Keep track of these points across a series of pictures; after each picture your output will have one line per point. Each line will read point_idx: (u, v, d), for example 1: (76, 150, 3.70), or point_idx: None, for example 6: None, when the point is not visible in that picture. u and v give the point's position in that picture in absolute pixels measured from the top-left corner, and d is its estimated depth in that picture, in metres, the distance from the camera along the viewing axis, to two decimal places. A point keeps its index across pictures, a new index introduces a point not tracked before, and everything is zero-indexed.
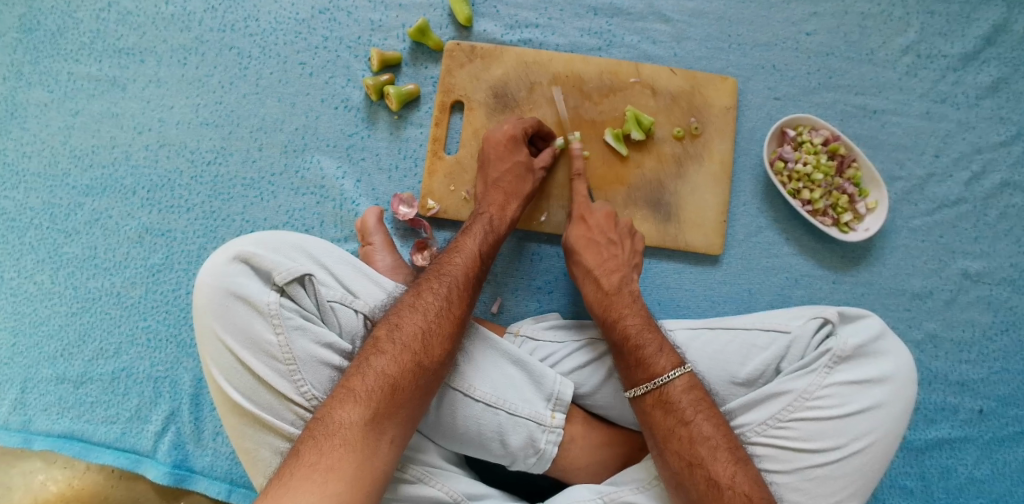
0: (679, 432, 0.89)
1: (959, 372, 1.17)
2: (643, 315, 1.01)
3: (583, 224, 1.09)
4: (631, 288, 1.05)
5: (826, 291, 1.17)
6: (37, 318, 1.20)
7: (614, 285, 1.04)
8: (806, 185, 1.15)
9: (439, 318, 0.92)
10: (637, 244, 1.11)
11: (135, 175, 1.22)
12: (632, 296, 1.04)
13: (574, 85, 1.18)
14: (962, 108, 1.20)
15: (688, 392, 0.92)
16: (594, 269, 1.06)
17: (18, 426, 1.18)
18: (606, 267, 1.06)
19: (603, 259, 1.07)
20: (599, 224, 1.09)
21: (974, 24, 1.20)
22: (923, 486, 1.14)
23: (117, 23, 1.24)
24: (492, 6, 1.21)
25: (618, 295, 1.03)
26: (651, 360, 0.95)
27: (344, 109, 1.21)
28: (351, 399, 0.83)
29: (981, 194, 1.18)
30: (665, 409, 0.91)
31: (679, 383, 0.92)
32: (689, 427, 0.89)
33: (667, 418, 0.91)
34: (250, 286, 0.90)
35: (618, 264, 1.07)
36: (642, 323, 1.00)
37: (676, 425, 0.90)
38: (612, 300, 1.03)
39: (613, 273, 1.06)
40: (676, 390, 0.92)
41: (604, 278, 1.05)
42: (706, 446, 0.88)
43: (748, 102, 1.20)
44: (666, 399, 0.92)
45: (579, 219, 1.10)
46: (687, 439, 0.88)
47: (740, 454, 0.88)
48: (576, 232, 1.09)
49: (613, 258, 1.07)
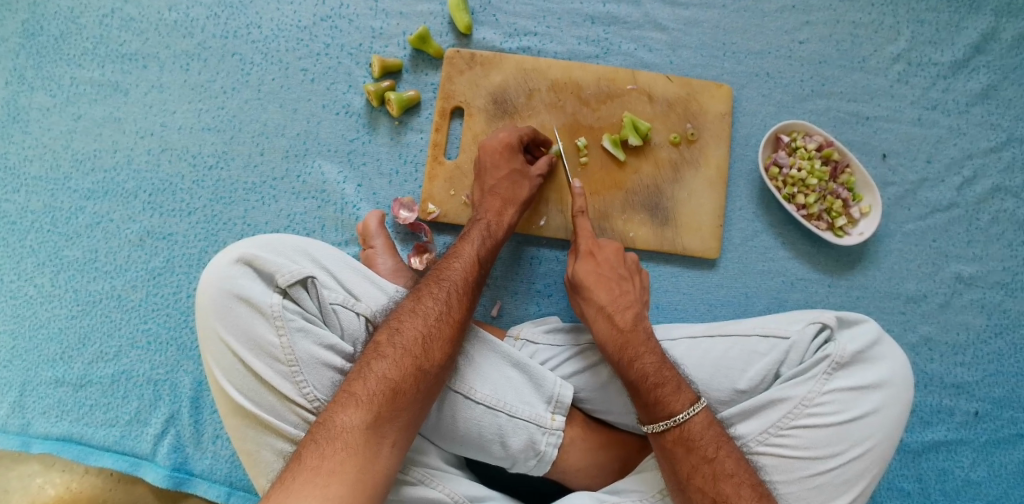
0: (703, 469, 0.89)
1: (954, 374, 1.18)
2: (659, 353, 0.99)
3: (591, 258, 1.08)
4: (645, 325, 1.02)
5: (822, 294, 1.19)
6: (37, 321, 1.21)
7: (628, 322, 1.02)
8: (801, 190, 1.17)
9: (439, 322, 0.93)
10: (644, 278, 1.10)
11: (137, 179, 1.23)
12: (646, 333, 1.01)
13: (572, 91, 1.19)
14: (953, 115, 1.22)
15: (708, 428, 0.92)
16: (607, 306, 1.03)
17: (16, 429, 1.18)
18: (620, 303, 1.03)
19: (616, 295, 1.04)
20: (609, 259, 1.08)
21: (963, 32, 1.23)
22: (921, 488, 1.15)
23: (120, 29, 1.25)
24: (491, 15, 1.24)
25: (634, 332, 1.00)
26: (668, 400, 0.93)
27: (345, 114, 1.23)
28: (353, 403, 0.83)
29: (973, 199, 1.20)
30: (688, 447, 0.91)
31: (699, 420, 0.92)
32: (712, 465, 0.89)
33: (690, 456, 0.90)
34: (253, 288, 0.91)
35: (631, 300, 1.04)
36: (659, 362, 0.97)
37: (699, 462, 0.89)
38: (628, 338, 1.00)
39: (626, 310, 1.03)
40: (696, 426, 0.92)
41: (618, 314, 1.02)
42: (730, 484, 0.88)
43: (743, 109, 1.22)
44: (687, 436, 0.91)
45: (587, 253, 1.08)
46: (710, 477, 0.88)
47: (761, 490, 0.88)
48: (584, 268, 1.07)
49: (625, 295, 1.05)
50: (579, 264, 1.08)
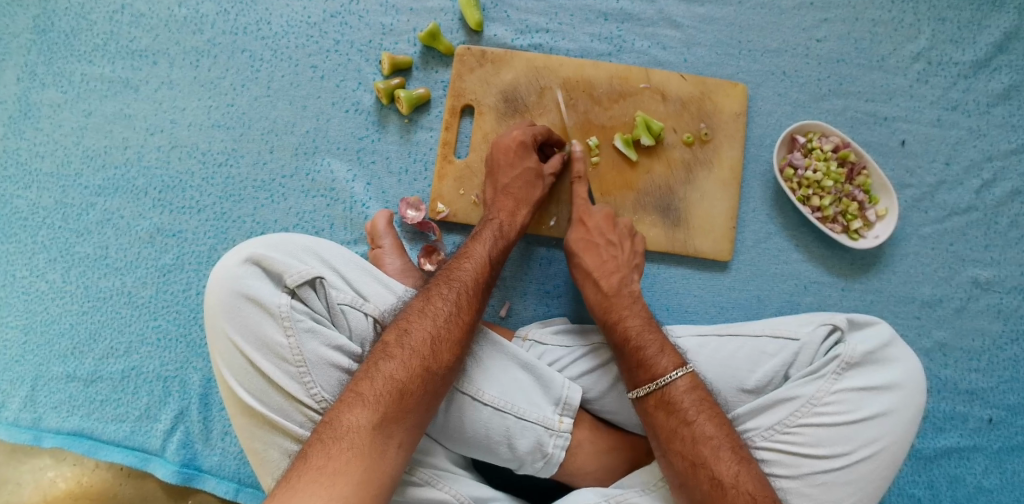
0: (682, 432, 0.89)
1: (969, 380, 1.16)
2: (643, 316, 1.02)
3: (581, 226, 1.10)
4: (630, 289, 1.05)
5: (834, 298, 1.17)
6: (48, 316, 1.21)
7: (613, 287, 1.05)
8: (816, 192, 1.15)
9: (448, 324, 0.92)
10: (637, 244, 1.11)
11: (147, 176, 1.23)
12: (631, 297, 1.04)
13: (584, 90, 1.18)
14: (973, 116, 1.19)
15: (690, 392, 0.92)
16: (594, 271, 1.06)
17: (28, 423, 1.19)
18: (606, 268, 1.06)
19: (603, 260, 1.07)
20: (599, 225, 1.09)
21: (986, 31, 1.20)
22: (932, 494, 1.14)
23: (130, 25, 1.25)
24: (502, 11, 1.22)
25: (618, 296, 1.04)
26: (651, 361, 0.95)
27: (355, 112, 1.22)
28: (360, 403, 0.83)
29: (991, 202, 1.18)
30: (668, 410, 0.91)
31: (681, 384, 0.92)
32: (692, 428, 0.89)
33: (670, 418, 0.91)
34: (262, 288, 0.91)
35: (618, 265, 1.07)
36: (642, 324, 1.00)
37: (679, 425, 0.89)
38: (613, 302, 1.03)
39: (612, 274, 1.06)
40: (678, 390, 0.92)
41: (604, 279, 1.06)
42: (708, 446, 0.87)
43: (758, 108, 1.20)
44: (668, 400, 0.92)
45: (578, 221, 1.10)
46: (690, 439, 0.88)
47: (743, 453, 0.87)
48: (574, 235, 1.10)
49: (613, 260, 1.07)
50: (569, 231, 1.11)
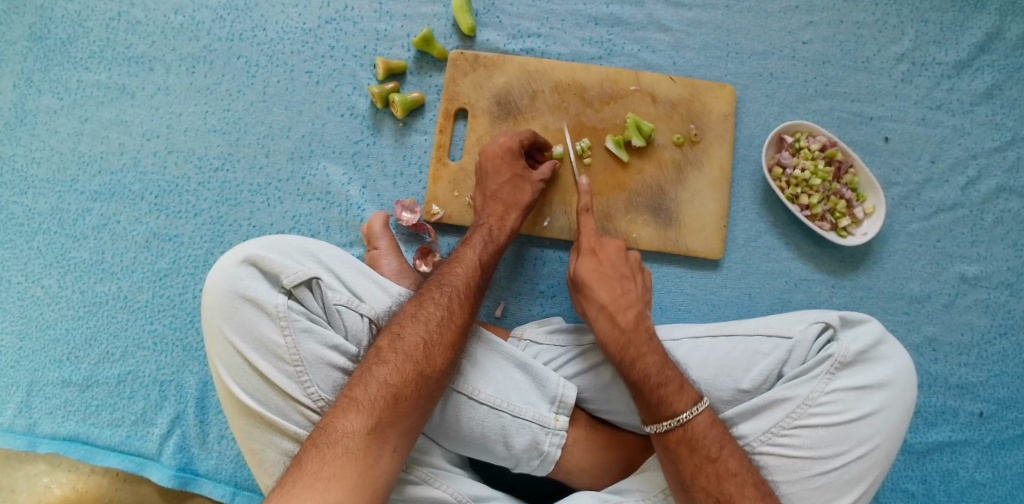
0: (706, 469, 0.89)
1: (958, 375, 1.18)
2: (661, 353, 0.99)
3: (593, 257, 1.08)
4: (646, 325, 1.02)
5: (825, 295, 1.19)
6: (44, 322, 1.22)
7: (630, 321, 1.01)
8: (804, 190, 1.17)
9: (440, 327, 0.93)
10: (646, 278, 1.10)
11: (143, 181, 1.24)
12: (648, 333, 1.01)
13: (575, 93, 1.20)
14: (957, 115, 1.22)
15: (712, 428, 0.92)
16: (608, 305, 1.03)
17: (23, 429, 1.19)
18: (621, 302, 1.03)
19: (617, 294, 1.04)
20: (611, 258, 1.08)
21: (968, 32, 1.23)
22: (925, 488, 1.15)
23: (126, 32, 1.26)
24: (495, 16, 1.24)
25: (636, 332, 1.00)
26: (671, 400, 0.93)
27: (350, 116, 1.23)
28: (354, 408, 0.84)
29: (977, 199, 1.20)
30: (691, 447, 0.91)
31: (701, 419, 0.93)
32: (716, 464, 0.90)
33: (693, 455, 0.91)
34: (259, 288, 0.91)
35: (632, 300, 1.04)
36: (661, 361, 0.97)
37: (703, 462, 0.90)
38: (630, 338, 1.00)
39: (628, 309, 1.03)
40: (699, 425, 0.92)
41: (620, 314, 1.02)
42: (733, 483, 0.88)
43: (747, 110, 1.22)
44: (691, 436, 0.92)
45: (589, 252, 1.08)
46: (714, 476, 0.89)
47: (765, 490, 0.89)
48: (585, 266, 1.07)
49: (627, 294, 1.05)
50: (581, 262, 1.08)
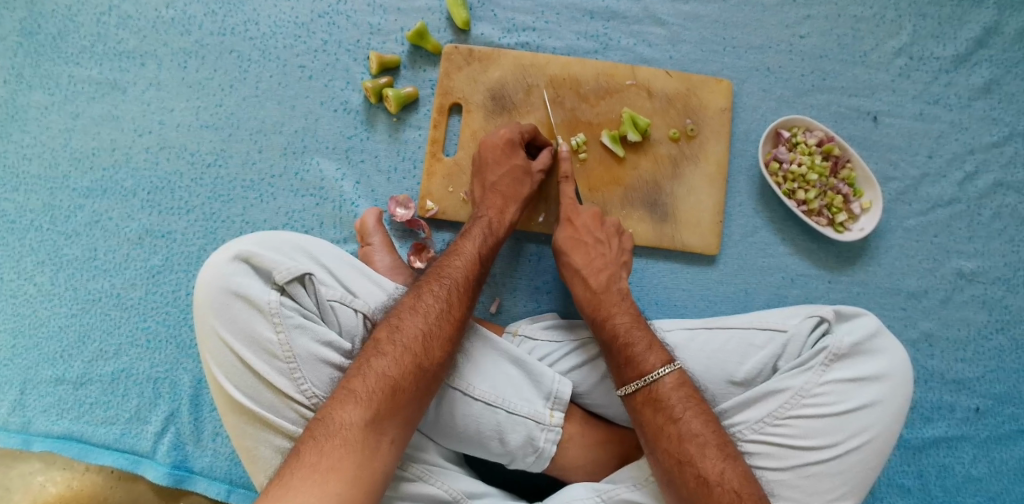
0: (669, 429, 0.89)
1: (954, 370, 1.17)
2: (632, 311, 1.02)
3: (570, 226, 1.09)
4: (618, 286, 1.05)
5: (821, 290, 1.18)
6: (37, 319, 1.21)
7: (601, 284, 1.05)
8: (801, 185, 1.16)
9: (440, 321, 0.92)
10: (625, 242, 1.11)
11: (136, 177, 1.23)
12: (620, 294, 1.04)
13: (571, 87, 1.19)
14: (954, 110, 1.21)
15: (678, 389, 0.92)
16: (582, 269, 1.06)
17: (17, 427, 1.18)
18: (594, 266, 1.06)
19: (591, 258, 1.07)
20: (587, 224, 1.09)
21: (966, 26, 1.22)
22: (921, 484, 1.15)
23: (117, 27, 1.25)
24: (489, 10, 1.23)
25: (607, 293, 1.04)
26: (641, 358, 0.95)
27: (343, 111, 1.22)
28: (352, 400, 0.83)
29: (974, 194, 1.19)
30: (655, 407, 0.91)
31: (669, 380, 0.92)
32: (678, 425, 0.89)
33: (657, 416, 0.91)
34: (251, 285, 0.90)
35: (605, 263, 1.07)
36: (631, 321, 1.00)
37: (666, 423, 0.90)
38: (601, 299, 1.03)
39: (601, 272, 1.06)
40: (666, 387, 0.92)
41: (592, 277, 1.05)
42: (695, 444, 0.87)
43: (744, 104, 1.21)
44: (656, 397, 0.92)
45: (566, 221, 1.10)
46: (676, 436, 0.88)
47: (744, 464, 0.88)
48: (563, 234, 1.09)
49: (601, 257, 1.07)
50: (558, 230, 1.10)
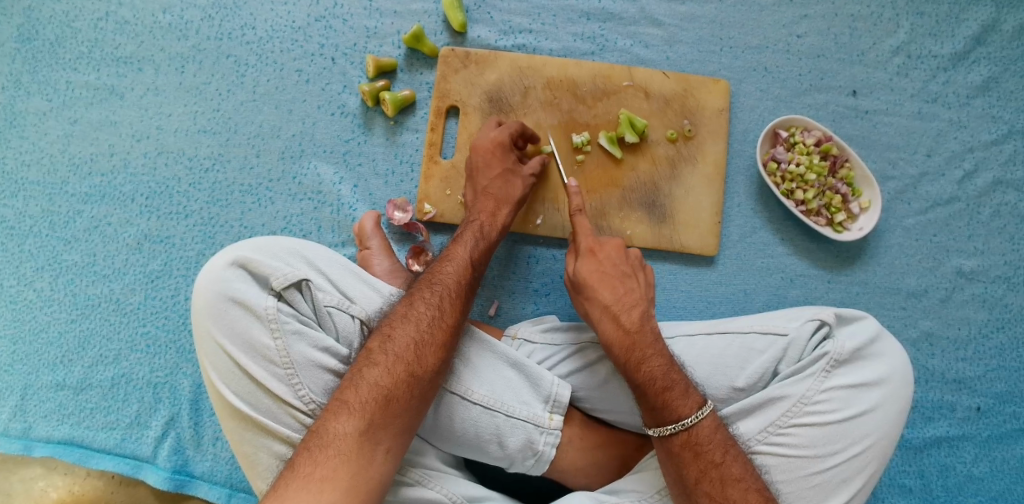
0: (710, 474, 0.87)
1: (955, 369, 1.17)
2: (667, 356, 0.96)
3: (592, 257, 1.04)
4: (652, 325, 0.99)
5: (821, 291, 1.18)
6: (37, 325, 1.21)
7: (634, 323, 0.98)
8: (800, 185, 1.16)
9: (432, 328, 0.92)
10: (649, 275, 1.06)
11: (134, 182, 1.23)
12: (654, 335, 0.98)
13: (568, 89, 1.19)
14: (953, 108, 1.21)
15: (716, 432, 0.90)
16: (612, 306, 1.00)
17: (18, 433, 1.18)
18: (625, 302, 1.00)
19: (620, 294, 1.01)
20: (610, 256, 1.04)
21: (964, 24, 1.21)
22: (922, 484, 1.15)
23: (115, 32, 1.25)
24: (485, 12, 1.23)
25: (641, 333, 0.97)
26: (675, 404, 0.91)
27: (341, 115, 1.22)
28: (346, 411, 0.83)
29: (974, 192, 1.19)
30: (695, 452, 0.89)
31: (707, 423, 0.90)
32: (720, 469, 0.87)
33: (698, 460, 0.88)
34: (248, 291, 0.90)
35: (636, 299, 1.01)
36: (667, 365, 0.94)
37: (707, 467, 0.87)
38: (635, 340, 0.97)
39: (632, 309, 1.00)
40: (704, 430, 0.90)
41: (624, 314, 0.99)
42: (738, 489, 0.86)
43: (741, 104, 1.21)
44: (695, 441, 0.89)
45: (588, 251, 1.04)
46: (718, 481, 0.86)
47: (767, 495, 0.87)
48: (586, 267, 1.04)
49: (630, 293, 1.02)
50: (580, 263, 1.04)
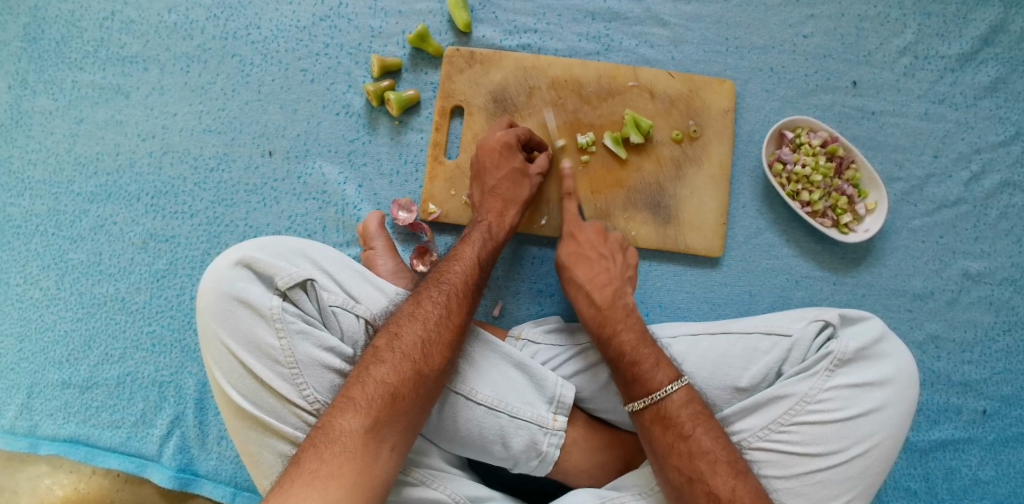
0: (678, 447, 0.87)
1: (962, 372, 1.16)
2: (638, 329, 0.99)
3: (573, 240, 1.09)
4: (624, 301, 1.02)
5: (826, 292, 1.18)
6: (43, 324, 1.21)
7: (606, 300, 1.02)
8: (805, 187, 1.15)
9: (439, 327, 0.92)
10: (630, 256, 1.09)
11: (140, 182, 1.23)
12: (626, 310, 1.01)
13: (572, 89, 1.18)
14: (960, 109, 1.20)
15: (686, 406, 0.90)
16: (585, 284, 1.04)
17: (24, 430, 1.19)
18: (598, 281, 1.04)
19: (594, 273, 1.05)
20: (590, 239, 1.09)
21: (971, 25, 1.21)
22: (927, 487, 1.14)
23: (120, 32, 1.25)
24: (490, 12, 1.23)
25: (612, 309, 1.01)
26: (648, 375, 0.93)
27: (346, 115, 1.22)
28: (352, 408, 0.83)
29: (981, 194, 1.18)
30: (664, 425, 0.89)
31: (677, 398, 0.91)
32: (688, 442, 0.87)
33: (666, 433, 0.89)
34: (253, 291, 0.91)
35: (610, 278, 1.05)
36: (637, 338, 0.97)
37: (675, 440, 0.88)
38: (606, 315, 1.00)
39: (605, 287, 1.04)
40: (674, 405, 0.90)
41: (596, 292, 1.03)
42: (706, 461, 0.86)
43: (747, 105, 1.20)
44: (665, 414, 0.90)
45: (569, 236, 1.10)
46: (686, 454, 0.87)
47: (739, 466, 0.86)
48: (566, 250, 1.09)
49: (605, 272, 1.06)
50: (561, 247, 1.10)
